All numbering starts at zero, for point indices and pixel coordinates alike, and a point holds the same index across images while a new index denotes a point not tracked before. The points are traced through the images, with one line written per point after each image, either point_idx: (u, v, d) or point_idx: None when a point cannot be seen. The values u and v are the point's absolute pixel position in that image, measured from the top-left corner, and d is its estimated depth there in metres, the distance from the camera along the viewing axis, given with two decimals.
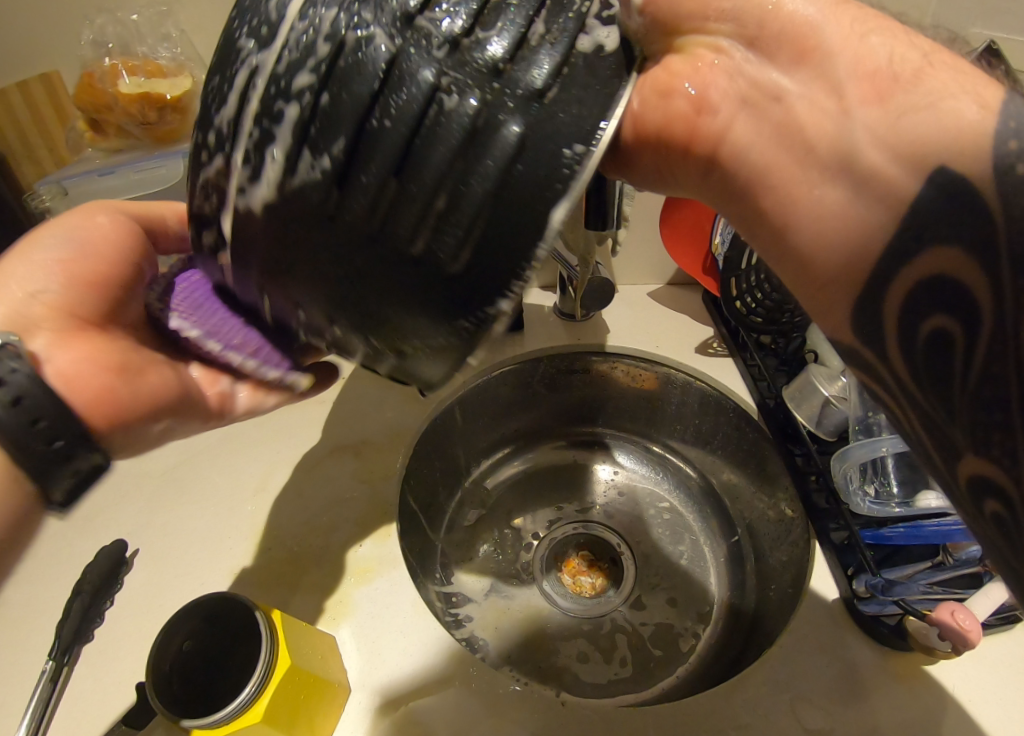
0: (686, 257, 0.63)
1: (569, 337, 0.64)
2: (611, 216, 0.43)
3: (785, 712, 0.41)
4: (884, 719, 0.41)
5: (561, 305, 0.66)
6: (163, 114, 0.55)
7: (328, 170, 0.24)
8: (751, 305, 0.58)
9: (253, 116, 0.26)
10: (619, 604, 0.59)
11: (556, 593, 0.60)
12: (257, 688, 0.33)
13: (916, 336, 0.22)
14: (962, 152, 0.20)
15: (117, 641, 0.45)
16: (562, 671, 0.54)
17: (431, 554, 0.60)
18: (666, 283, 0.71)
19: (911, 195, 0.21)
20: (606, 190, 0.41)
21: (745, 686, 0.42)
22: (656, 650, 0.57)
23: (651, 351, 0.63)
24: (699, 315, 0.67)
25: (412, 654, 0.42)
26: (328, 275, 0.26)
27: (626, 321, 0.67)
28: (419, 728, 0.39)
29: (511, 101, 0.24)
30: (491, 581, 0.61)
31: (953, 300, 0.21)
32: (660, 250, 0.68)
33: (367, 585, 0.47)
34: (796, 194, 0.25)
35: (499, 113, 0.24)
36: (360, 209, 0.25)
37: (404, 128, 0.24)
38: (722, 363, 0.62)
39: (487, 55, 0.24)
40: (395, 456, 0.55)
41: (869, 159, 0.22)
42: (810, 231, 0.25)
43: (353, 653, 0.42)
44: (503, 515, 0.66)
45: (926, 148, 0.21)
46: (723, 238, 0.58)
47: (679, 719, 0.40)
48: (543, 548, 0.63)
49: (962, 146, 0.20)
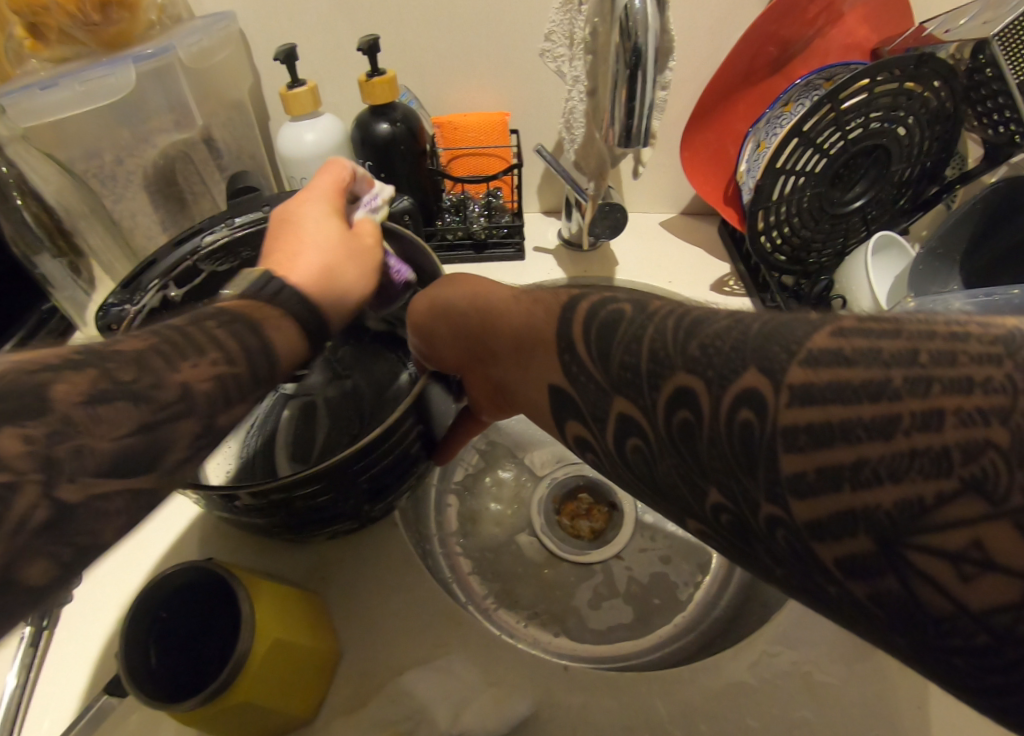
0: (701, 179, 0.59)
1: (575, 268, 0.58)
2: (640, 131, 0.39)
3: (794, 677, 0.39)
4: (892, 668, 0.39)
5: (566, 233, 0.60)
6: (109, 13, 0.47)
7: (393, 467, 0.37)
8: (778, 239, 0.53)
9: (329, 536, 0.41)
10: (618, 549, 0.56)
11: (555, 536, 0.58)
12: (233, 674, 0.31)
13: (753, 458, 0.21)
14: (506, 302, 0.35)
15: (96, 604, 0.43)
16: (569, 614, 0.53)
17: (425, 508, 0.58)
18: (680, 212, 0.66)
19: (688, 366, 0.24)
20: (639, 92, 0.37)
21: (751, 647, 0.40)
22: (655, 599, 0.54)
23: (664, 290, 0.58)
24: (713, 247, 0.62)
25: (410, 617, 0.41)
26: (407, 472, 0.40)
27: (636, 253, 0.61)
28: (411, 702, 0.37)
29: (276, 495, 0.32)
30: (501, 532, 0.59)
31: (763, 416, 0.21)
32: (675, 177, 0.63)
33: (355, 542, 0.44)
34: (514, 309, 0.34)
35: (339, 485, 0.35)
36: (391, 464, 0.37)
37: (355, 476, 0.35)
38: (739, 301, 0.57)
39: (256, 503, 0.33)
40: (356, 421, 0.51)
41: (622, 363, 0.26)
42: (516, 320, 0.33)
43: (342, 621, 0.40)
44: (496, 463, 0.63)
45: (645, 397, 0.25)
46: (749, 166, 0.54)
47: (683, 687, 0.38)
48: (540, 493, 0.61)
49: (639, 362, 0.26)
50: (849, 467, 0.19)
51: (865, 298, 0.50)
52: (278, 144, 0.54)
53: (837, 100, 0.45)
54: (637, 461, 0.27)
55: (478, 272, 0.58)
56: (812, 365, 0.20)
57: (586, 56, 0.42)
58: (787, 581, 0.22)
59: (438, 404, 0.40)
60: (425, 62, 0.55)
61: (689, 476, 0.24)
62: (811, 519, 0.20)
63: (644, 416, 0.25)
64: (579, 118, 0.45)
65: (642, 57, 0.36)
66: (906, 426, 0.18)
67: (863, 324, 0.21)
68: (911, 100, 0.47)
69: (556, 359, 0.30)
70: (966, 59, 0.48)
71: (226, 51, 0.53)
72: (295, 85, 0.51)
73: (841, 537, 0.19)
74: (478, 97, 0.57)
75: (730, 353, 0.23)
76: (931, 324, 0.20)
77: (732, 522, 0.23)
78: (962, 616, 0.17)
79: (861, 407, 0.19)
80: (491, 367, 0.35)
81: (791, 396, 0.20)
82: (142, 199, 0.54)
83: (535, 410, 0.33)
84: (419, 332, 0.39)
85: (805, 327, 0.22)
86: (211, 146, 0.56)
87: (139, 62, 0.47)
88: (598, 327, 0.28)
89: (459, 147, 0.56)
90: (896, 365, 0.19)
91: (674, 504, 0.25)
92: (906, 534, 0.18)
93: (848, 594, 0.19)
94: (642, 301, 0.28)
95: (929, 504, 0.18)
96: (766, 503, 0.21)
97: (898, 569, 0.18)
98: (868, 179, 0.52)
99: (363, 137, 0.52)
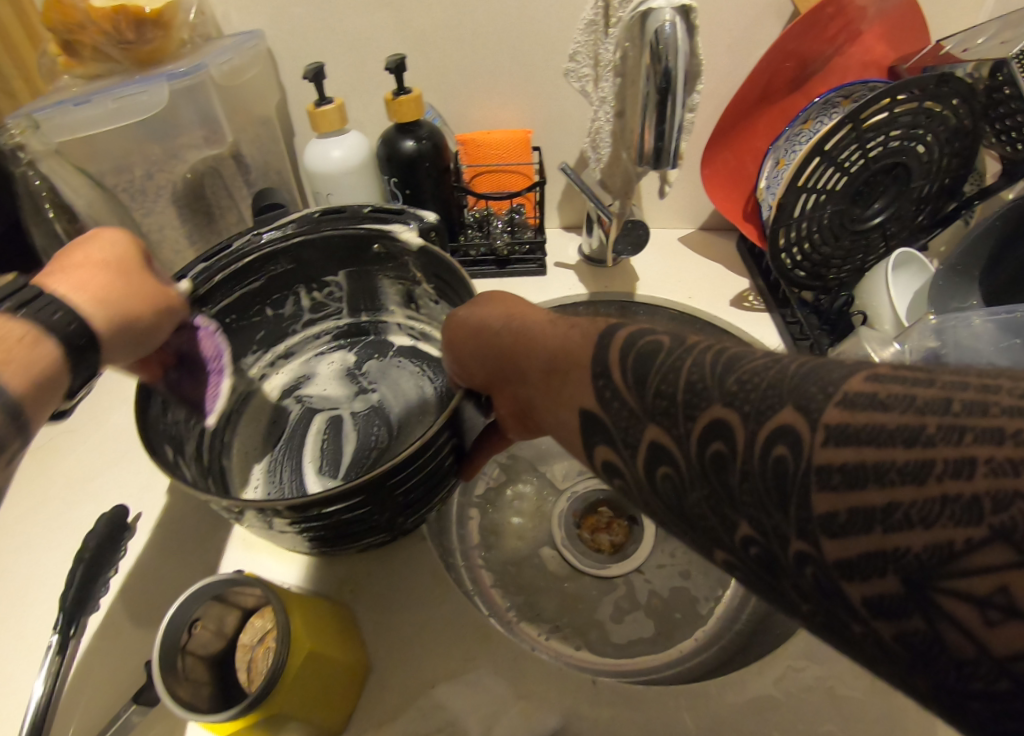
0: (723, 196, 0.59)
1: (596, 283, 0.59)
2: (669, 150, 0.40)
3: (822, 692, 0.39)
4: (920, 685, 0.38)
5: (587, 249, 0.61)
6: (143, 31, 0.48)
7: (428, 480, 0.38)
8: (798, 256, 0.53)
9: (361, 549, 0.41)
10: (639, 562, 0.57)
11: (577, 550, 0.58)
12: (270, 687, 0.31)
13: (784, 490, 0.21)
14: (540, 319, 0.35)
15: (124, 616, 0.44)
16: (592, 628, 0.53)
17: (446, 520, 0.58)
18: (697, 228, 0.67)
19: (726, 396, 0.24)
20: (669, 112, 0.38)
21: (777, 662, 0.40)
22: (676, 614, 0.54)
23: (683, 304, 0.58)
24: (732, 263, 0.63)
25: (437, 631, 0.41)
26: (440, 486, 0.40)
27: (656, 268, 0.62)
28: (443, 714, 0.37)
29: (317, 508, 0.33)
30: (524, 546, 0.59)
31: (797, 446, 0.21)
32: (693, 193, 0.64)
33: (384, 556, 0.44)
34: (552, 328, 0.34)
35: (379, 498, 0.35)
36: (427, 477, 0.37)
37: (393, 489, 0.35)
38: (759, 316, 0.57)
39: (296, 517, 0.33)
40: (381, 433, 0.51)
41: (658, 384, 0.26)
42: (555, 339, 0.33)
43: (370, 634, 0.40)
44: (517, 477, 0.63)
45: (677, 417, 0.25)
46: (769, 183, 0.55)
47: (710, 703, 0.38)
48: (560, 506, 0.61)
49: (673, 383, 0.26)
50: (880, 511, 0.19)
51: (886, 314, 0.50)
52: (306, 161, 0.55)
53: (858, 119, 0.46)
54: (666, 490, 0.26)
55: (501, 286, 0.58)
56: (845, 399, 0.20)
57: (615, 77, 0.42)
58: (810, 617, 0.21)
59: (469, 419, 0.41)
60: (450, 80, 0.56)
61: (719, 508, 0.23)
62: (842, 557, 0.19)
63: (677, 447, 0.25)
64: (605, 138, 0.46)
65: (672, 80, 0.37)
66: (939, 472, 0.18)
67: (897, 370, 0.21)
68: (931, 119, 0.48)
69: (590, 383, 0.30)
70: (985, 78, 0.48)
71: (255, 69, 0.54)
72: (323, 103, 0.52)
73: (869, 576, 0.19)
74: (501, 114, 0.58)
75: (772, 387, 0.23)
76: (966, 376, 0.19)
77: (760, 557, 0.22)
78: (984, 661, 0.17)
79: (895, 450, 0.19)
80: (524, 384, 0.35)
81: (826, 433, 0.20)
82: (170, 213, 0.55)
83: (570, 430, 0.32)
84: (452, 348, 0.40)
85: (843, 369, 0.22)
86: (239, 161, 0.57)
87: (172, 80, 0.48)
88: (634, 353, 0.28)
89: (483, 164, 0.57)
90: (931, 413, 0.19)
91: (701, 535, 0.25)
92: (937, 572, 0.17)
93: (875, 635, 0.19)
94: (682, 334, 0.28)
95: (958, 549, 0.17)
96: (794, 539, 0.21)
97: (926, 612, 0.18)
98: (888, 196, 0.52)
99: (389, 153, 0.53)
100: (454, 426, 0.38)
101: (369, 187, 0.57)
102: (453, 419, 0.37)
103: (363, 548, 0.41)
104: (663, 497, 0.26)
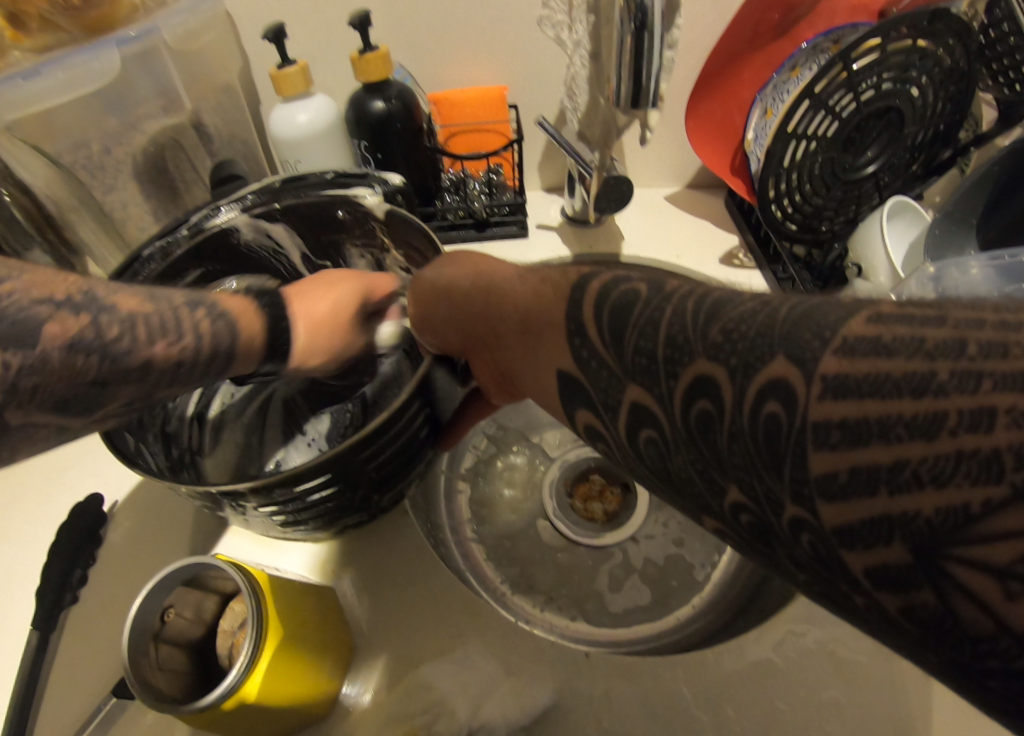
0: (709, 150, 0.57)
1: (581, 244, 0.57)
2: (650, 92, 0.38)
3: (822, 655, 0.37)
4: None
5: (570, 209, 0.58)
6: None
7: (402, 455, 0.36)
8: (790, 208, 0.51)
9: (338, 528, 0.40)
10: (631, 528, 0.55)
11: (568, 519, 0.56)
12: (247, 669, 0.30)
13: (773, 440, 0.19)
14: (512, 276, 0.33)
15: (105, 603, 0.42)
16: (589, 598, 0.52)
17: (434, 494, 0.56)
18: (684, 186, 0.64)
19: (709, 338, 0.22)
20: (648, 51, 0.35)
21: (779, 626, 0.39)
22: (673, 581, 0.53)
23: (673, 264, 0.56)
24: (723, 220, 0.61)
25: (422, 607, 0.40)
26: (415, 461, 0.38)
27: (643, 230, 0.59)
28: (429, 694, 0.36)
29: (279, 493, 0.31)
30: (519, 519, 0.58)
31: (789, 397, 0.19)
32: (681, 150, 0.62)
33: (368, 535, 0.43)
34: (524, 280, 0.32)
35: (347, 477, 0.34)
36: (399, 453, 0.36)
37: (361, 468, 0.34)
38: (748, 274, 0.55)
39: (257, 502, 0.32)
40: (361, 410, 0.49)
41: (636, 336, 0.25)
42: (525, 291, 0.31)
43: (356, 612, 0.39)
44: (507, 448, 0.62)
45: (656, 367, 0.23)
46: (757, 134, 0.52)
47: (709, 670, 0.37)
48: (551, 475, 0.59)
49: (652, 333, 0.24)
50: (886, 468, 0.17)
51: (881, 266, 0.48)
52: (271, 126, 0.53)
53: (848, 59, 0.43)
54: (650, 454, 0.24)
55: (482, 251, 0.56)
56: (841, 345, 0.19)
57: (588, 17, 0.41)
58: (809, 586, 0.20)
59: (444, 390, 0.39)
60: (419, 35, 0.53)
61: (706, 471, 0.22)
62: (841, 524, 0.18)
63: (659, 407, 0.23)
64: (580, 84, 0.44)
65: (648, 14, 0.34)
66: (955, 426, 0.16)
67: (904, 309, 0.19)
68: (924, 60, 0.46)
69: (565, 341, 0.28)
70: (981, 15, 0.46)
71: (213, 32, 0.51)
72: (285, 63, 0.50)
73: (872, 543, 0.17)
74: (474, 70, 0.55)
75: (758, 325, 0.21)
76: (981, 312, 0.17)
77: (753, 524, 0.21)
78: (1002, 636, 0.15)
79: (902, 402, 0.17)
80: (495, 350, 0.33)
81: (823, 386, 0.18)
82: (135, 189, 0.53)
83: (545, 397, 0.30)
84: (421, 316, 0.38)
85: (839, 311, 0.20)
86: (202, 133, 0.55)
87: (124, 45, 0.45)
88: (610, 309, 0.26)
89: (460, 124, 0.55)
90: (942, 357, 0.17)
91: (690, 502, 0.23)
92: (954, 526, 0.16)
93: (879, 607, 0.17)
94: (660, 281, 0.26)
95: (976, 513, 0.15)
96: (789, 503, 0.19)
97: (937, 583, 0.16)
98: (881, 143, 0.50)
99: (358, 115, 0.51)
100: (426, 397, 0.36)
101: (340, 152, 0.55)
102: (424, 388, 0.35)
103: (340, 528, 0.40)
104: (642, 461, 0.25)
